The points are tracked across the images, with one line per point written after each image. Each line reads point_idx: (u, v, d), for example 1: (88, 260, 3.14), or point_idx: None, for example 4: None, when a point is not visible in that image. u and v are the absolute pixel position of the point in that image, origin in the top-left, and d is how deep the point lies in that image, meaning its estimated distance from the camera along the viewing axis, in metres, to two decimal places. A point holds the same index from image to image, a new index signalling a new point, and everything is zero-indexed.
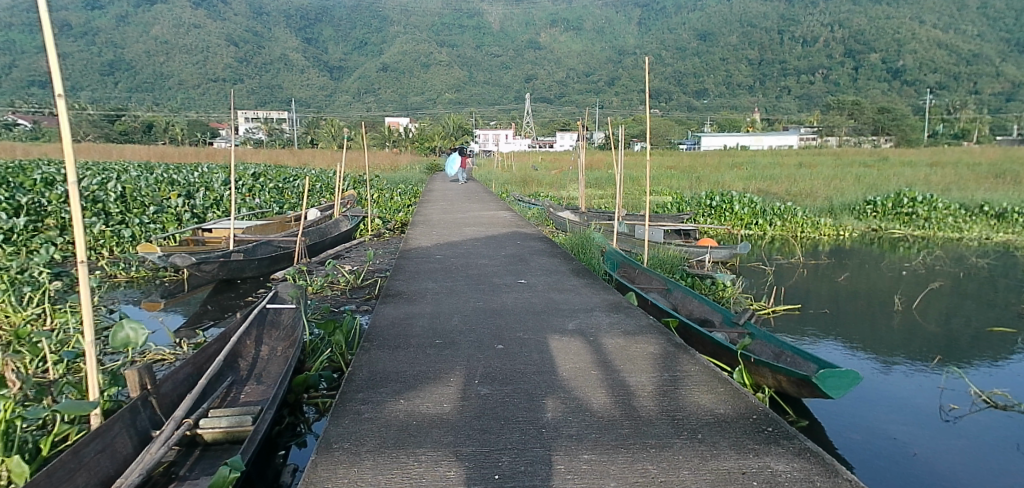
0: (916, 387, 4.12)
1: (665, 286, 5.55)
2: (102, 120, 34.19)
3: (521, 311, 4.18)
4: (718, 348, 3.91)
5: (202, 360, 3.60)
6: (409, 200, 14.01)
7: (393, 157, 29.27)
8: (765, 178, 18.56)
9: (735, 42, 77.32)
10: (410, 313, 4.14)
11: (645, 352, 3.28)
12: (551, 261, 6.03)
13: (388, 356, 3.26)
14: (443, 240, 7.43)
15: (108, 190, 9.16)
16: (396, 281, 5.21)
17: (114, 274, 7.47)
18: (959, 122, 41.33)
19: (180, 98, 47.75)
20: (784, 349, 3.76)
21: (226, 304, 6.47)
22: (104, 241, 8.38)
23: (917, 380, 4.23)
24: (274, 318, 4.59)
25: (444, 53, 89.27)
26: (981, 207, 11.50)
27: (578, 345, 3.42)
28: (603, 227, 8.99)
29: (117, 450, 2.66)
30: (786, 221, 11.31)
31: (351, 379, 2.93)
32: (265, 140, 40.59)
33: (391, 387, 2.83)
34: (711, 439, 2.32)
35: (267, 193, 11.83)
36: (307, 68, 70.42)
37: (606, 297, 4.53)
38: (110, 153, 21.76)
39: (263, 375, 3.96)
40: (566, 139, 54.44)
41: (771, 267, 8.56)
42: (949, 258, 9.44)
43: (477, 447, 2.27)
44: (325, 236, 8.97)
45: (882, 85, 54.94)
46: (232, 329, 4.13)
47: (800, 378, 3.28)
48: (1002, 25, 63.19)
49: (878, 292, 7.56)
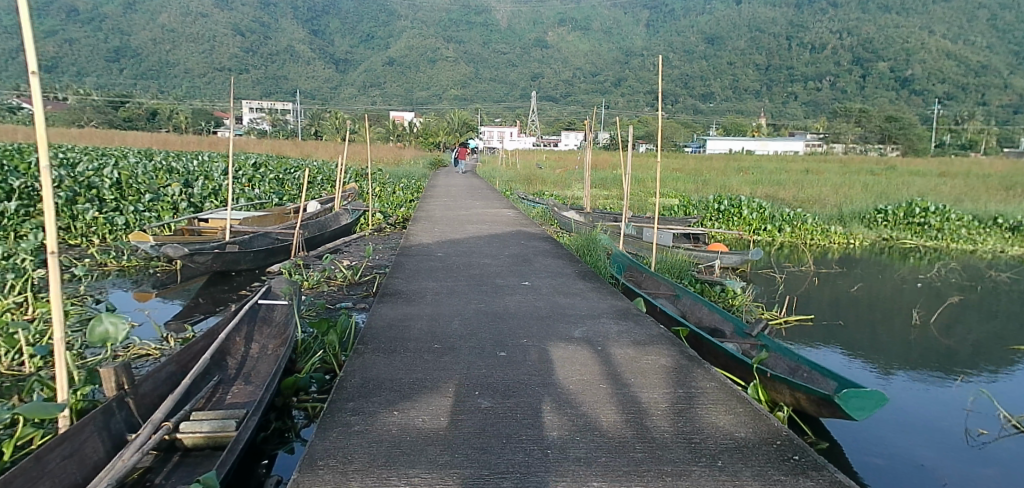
0: (945, 406, 3.92)
1: (673, 292, 5.39)
2: (106, 106, 34.00)
3: (525, 314, 3.98)
4: (731, 360, 3.72)
5: (187, 357, 3.43)
6: (412, 194, 13.79)
7: (398, 152, 29.01)
8: (773, 183, 18.37)
9: (743, 46, 77.08)
10: (408, 314, 3.93)
11: (656, 364, 3.08)
12: (556, 262, 5.81)
13: (383, 360, 3.06)
14: (445, 237, 7.21)
15: (104, 176, 8.99)
16: (395, 279, 5.00)
17: (104, 262, 7.25)
18: (966, 132, 41.03)
19: (186, 87, 47.57)
20: (801, 364, 3.62)
21: (218, 297, 6.24)
22: (97, 229, 8.30)
23: (941, 399, 4.06)
24: (266, 315, 4.42)
25: (451, 49, 89.02)
26: (994, 220, 11.29)
27: (583, 354, 3.23)
28: (609, 228, 8.78)
29: (85, 456, 2.47)
30: (796, 228, 11.05)
31: (341, 387, 2.72)
32: (269, 131, 40.37)
33: (385, 395, 2.63)
34: (733, 468, 2.11)
35: (266, 184, 11.65)
36: (313, 61, 70.26)
37: (614, 303, 4.33)
38: (111, 138, 21.42)
39: (252, 374, 3.77)
40: (571, 138, 54.60)
41: (781, 274, 8.30)
42: (966, 270, 9.18)
43: (476, 470, 2.07)
44: (324, 229, 8.79)
45: (889, 94, 54.59)
46: (221, 325, 3.97)
47: (820, 396, 3.09)
48: (1012, 38, 62.74)
49: (894, 304, 7.29)
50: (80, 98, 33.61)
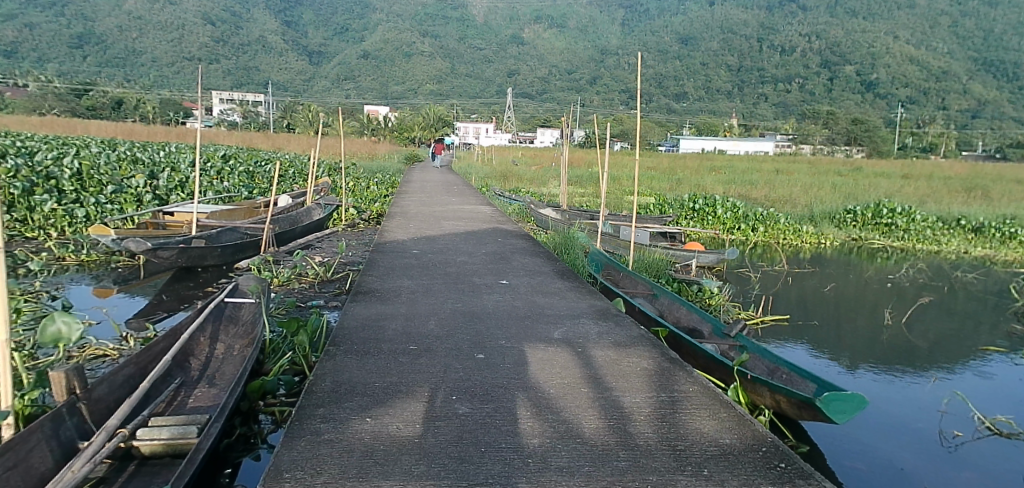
0: (920, 407, 3.97)
1: (651, 292, 5.36)
2: (69, 95, 32.96)
3: (503, 315, 3.87)
4: (710, 362, 3.70)
5: (147, 358, 3.26)
6: (386, 190, 13.57)
7: (372, 146, 28.63)
8: (744, 183, 18.62)
9: (715, 48, 78.23)
10: (382, 314, 3.80)
11: (638, 367, 3.00)
12: (534, 261, 5.73)
13: (357, 363, 2.93)
14: (420, 234, 7.06)
15: (63, 167, 8.61)
16: (368, 277, 4.85)
17: (62, 256, 6.91)
18: (928, 135, 42.26)
19: (153, 76, 46.33)
20: (780, 365, 3.61)
21: (183, 294, 5.98)
22: (56, 221, 7.87)
23: (915, 400, 4.11)
24: (232, 314, 4.24)
25: (427, 43, 88.32)
26: (958, 221, 11.59)
27: (563, 356, 3.15)
28: (586, 226, 8.73)
29: (31, 467, 2.29)
30: (769, 227, 11.17)
31: (312, 390, 2.59)
32: (240, 123, 39.54)
33: (357, 401, 2.50)
34: (720, 477, 2.05)
35: (236, 177, 11.34)
36: (285, 52, 69.08)
37: (593, 303, 4.26)
38: (72, 127, 20.70)
39: (216, 376, 3.59)
40: (546, 135, 54.70)
41: (756, 274, 8.35)
42: (933, 271, 9.38)
43: (454, 481, 1.97)
44: (296, 224, 8.55)
45: (856, 97, 55.93)
46: (184, 324, 3.78)
47: (799, 397, 3.09)
48: (972, 44, 64.80)
49: (866, 304, 7.37)
50: (40, 86, 32.49)
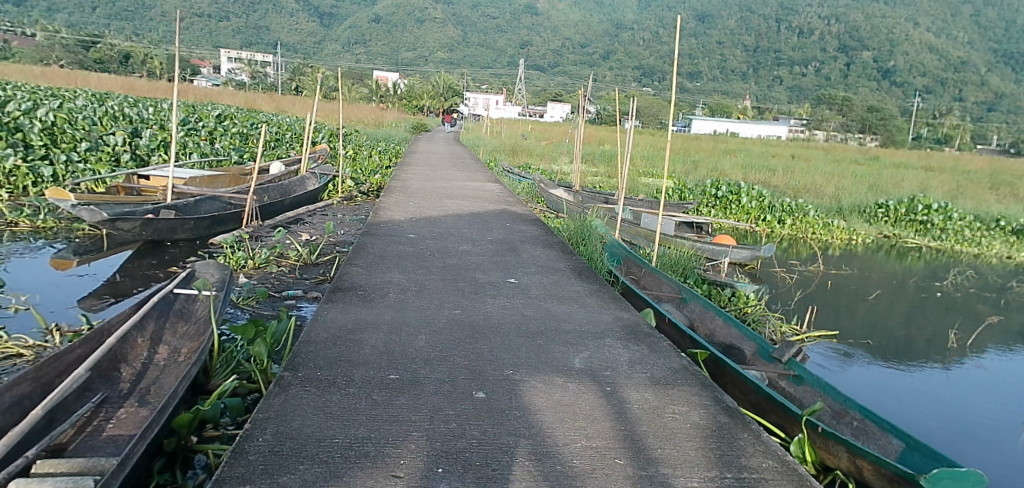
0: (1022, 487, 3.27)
1: (679, 295, 4.63)
2: (76, 46, 32.35)
3: (511, 331, 3.11)
4: (766, 402, 2.97)
5: (52, 370, 2.53)
6: (388, 161, 12.80)
7: (379, 113, 27.68)
8: (763, 168, 17.72)
9: (733, 26, 76.02)
10: (364, 321, 3.09)
11: (688, 422, 2.27)
12: (547, 254, 4.95)
13: (316, 402, 2.19)
14: (418, 214, 6.29)
15: (35, 118, 7.83)
16: (353, 267, 4.08)
17: (16, 221, 6.19)
18: (943, 127, 40.64)
19: (161, 30, 45.00)
20: (849, 409, 2.94)
21: (144, 273, 5.25)
22: (17, 179, 7.15)
23: (1009, 474, 3.41)
24: (184, 309, 3.48)
25: (439, 10, 86.09)
26: (998, 222, 10.86)
27: (590, 399, 2.41)
28: (603, 211, 7.95)
29: None
30: (798, 221, 10.30)
31: (241, 449, 1.88)
32: (247, 83, 38.52)
33: (302, 474, 1.78)
34: None
35: (228, 139, 10.57)
36: (296, 13, 67.49)
37: (619, 315, 3.50)
38: (73, 78, 19.77)
39: (150, 393, 2.87)
40: (557, 110, 53.32)
41: (792, 275, 7.54)
42: (981, 278, 8.51)
43: None
44: (286, 195, 7.77)
45: (872, 84, 54.10)
46: (115, 323, 3.05)
47: (893, 470, 2.37)
48: (993, 35, 62.54)
49: (922, 316, 6.49)
50: (47, 37, 31.84)
